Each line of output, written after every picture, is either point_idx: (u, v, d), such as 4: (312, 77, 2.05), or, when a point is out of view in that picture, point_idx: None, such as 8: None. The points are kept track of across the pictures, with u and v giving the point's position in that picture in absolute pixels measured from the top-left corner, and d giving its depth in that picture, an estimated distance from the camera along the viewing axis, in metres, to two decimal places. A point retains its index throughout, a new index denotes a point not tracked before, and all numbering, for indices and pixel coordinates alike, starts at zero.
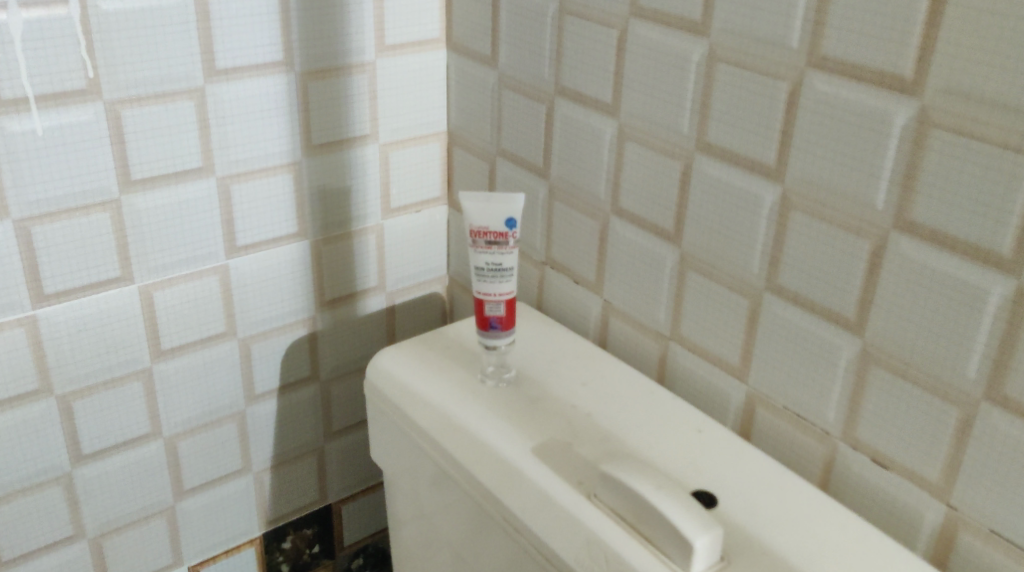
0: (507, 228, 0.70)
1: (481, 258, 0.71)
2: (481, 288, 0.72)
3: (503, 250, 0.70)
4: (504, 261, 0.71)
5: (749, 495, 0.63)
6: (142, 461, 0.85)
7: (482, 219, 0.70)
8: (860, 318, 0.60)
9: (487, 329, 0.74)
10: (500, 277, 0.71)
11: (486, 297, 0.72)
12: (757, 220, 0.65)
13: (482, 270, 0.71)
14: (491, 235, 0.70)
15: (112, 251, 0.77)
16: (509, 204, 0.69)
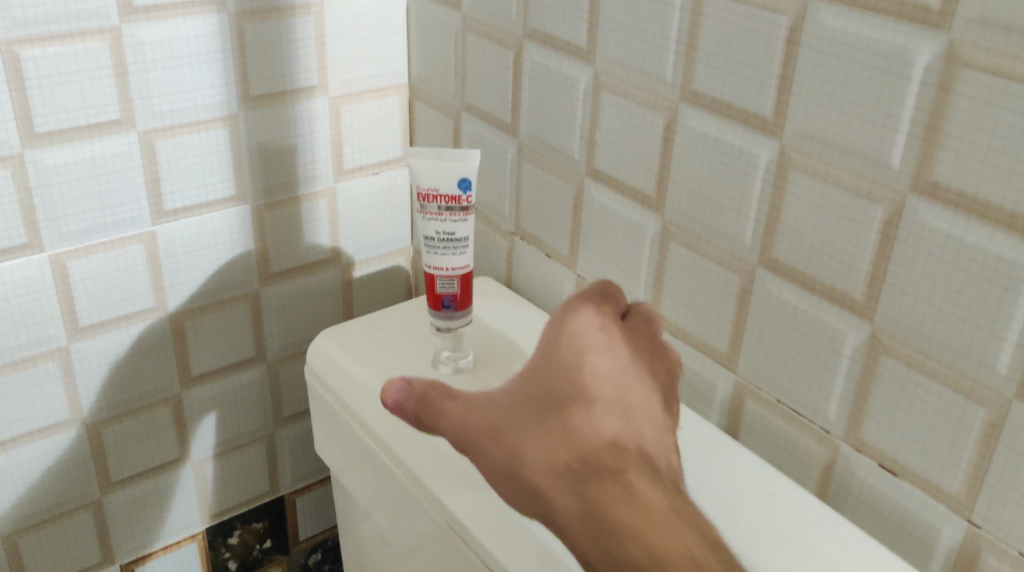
0: (461, 190, 0.60)
1: (431, 226, 0.62)
2: (431, 262, 0.63)
3: (456, 217, 0.61)
4: (457, 230, 0.61)
5: (733, 502, 0.53)
6: (61, 450, 0.76)
7: (432, 179, 0.60)
8: (868, 298, 0.50)
9: (440, 310, 0.64)
10: (453, 248, 0.62)
11: (438, 272, 0.63)
12: (749, 183, 0.55)
13: (433, 240, 0.62)
14: (442, 199, 0.60)
15: (15, 214, 0.67)
16: (462, 163, 0.60)
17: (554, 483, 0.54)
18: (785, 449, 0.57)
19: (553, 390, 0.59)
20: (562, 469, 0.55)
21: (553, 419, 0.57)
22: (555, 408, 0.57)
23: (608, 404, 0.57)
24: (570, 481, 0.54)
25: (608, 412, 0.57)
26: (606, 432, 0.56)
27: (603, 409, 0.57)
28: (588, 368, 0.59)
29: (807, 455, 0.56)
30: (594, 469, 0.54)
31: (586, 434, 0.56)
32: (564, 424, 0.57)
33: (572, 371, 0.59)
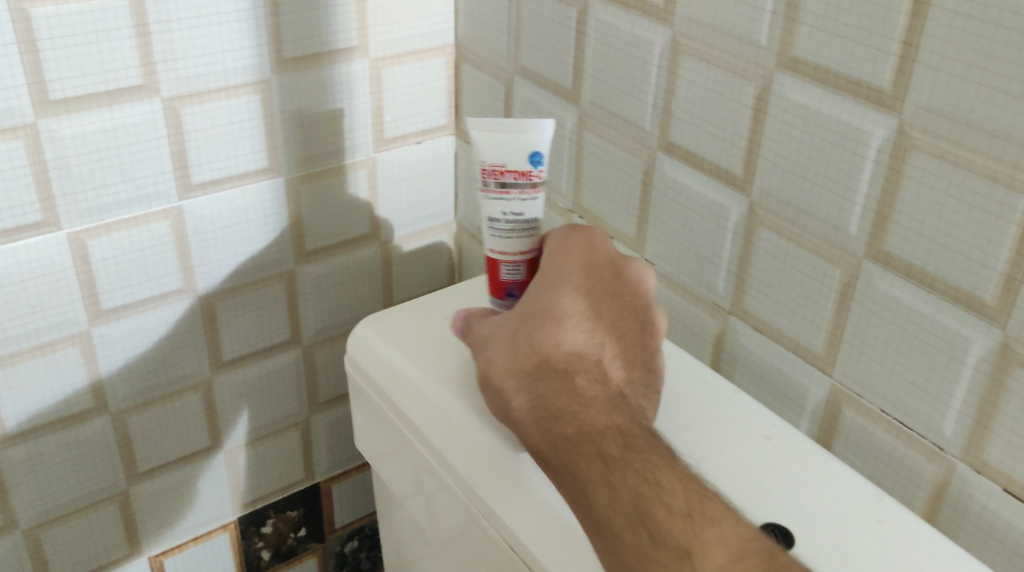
0: (531, 167, 0.51)
1: (495, 206, 0.53)
2: (493, 247, 0.54)
3: (524, 196, 0.52)
4: (526, 211, 0.53)
5: (835, 531, 0.47)
6: (84, 440, 0.71)
7: (497, 153, 0.51)
8: (1001, 302, 0.43)
9: (504, 298, 0.57)
10: (520, 231, 0.53)
11: (501, 259, 0.54)
12: (858, 164, 0.47)
13: (496, 223, 0.53)
14: (508, 177, 0.52)
15: (30, 188, 0.61)
16: (533, 134, 0.51)
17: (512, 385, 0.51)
18: (889, 464, 0.51)
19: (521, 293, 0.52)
20: (523, 372, 0.51)
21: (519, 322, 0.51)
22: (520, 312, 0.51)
23: (575, 308, 0.50)
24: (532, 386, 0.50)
25: (576, 316, 0.50)
26: (569, 341, 0.50)
27: (569, 316, 0.50)
28: (557, 276, 0.51)
29: (915, 473, 0.50)
30: (548, 372, 0.50)
31: (545, 339, 0.50)
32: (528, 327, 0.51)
33: (537, 278, 0.51)
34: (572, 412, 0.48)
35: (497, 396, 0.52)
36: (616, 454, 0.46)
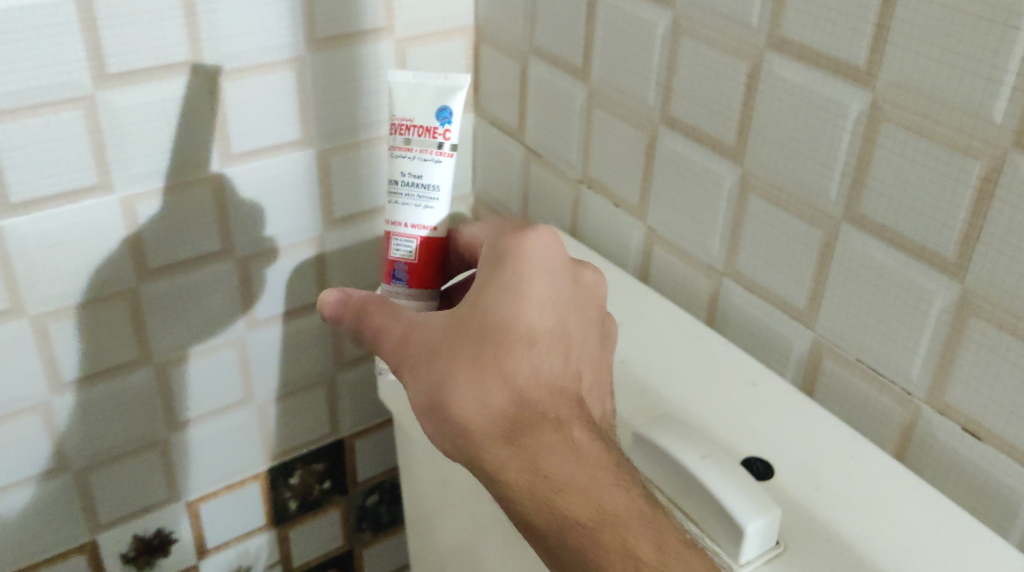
0: (437, 122, 0.59)
1: (398, 167, 0.60)
2: (392, 213, 0.61)
3: (426, 157, 0.59)
4: (425, 173, 0.59)
5: (811, 465, 0.52)
6: (130, 389, 0.77)
7: (409, 108, 0.60)
8: (959, 257, 0.48)
9: (391, 280, 0.61)
10: (418, 197, 0.60)
11: (396, 227, 0.60)
12: (837, 134, 0.52)
13: (396, 184, 0.60)
14: (414, 130, 0.59)
15: (86, 155, 0.67)
16: (443, 89, 0.59)
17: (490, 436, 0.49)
18: (863, 408, 0.56)
19: (477, 321, 0.51)
20: (497, 420, 0.50)
21: (479, 355, 0.50)
22: (480, 343, 0.50)
23: (545, 340, 0.51)
24: (502, 440, 0.49)
25: (545, 348, 0.51)
26: (545, 379, 0.51)
27: (540, 349, 0.51)
28: (519, 300, 0.51)
29: (885, 416, 0.55)
30: (534, 422, 0.50)
31: (519, 376, 0.50)
32: (495, 362, 0.50)
33: (494, 294, 0.51)
34: (580, 489, 0.48)
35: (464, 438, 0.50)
36: (651, 557, 0.46)
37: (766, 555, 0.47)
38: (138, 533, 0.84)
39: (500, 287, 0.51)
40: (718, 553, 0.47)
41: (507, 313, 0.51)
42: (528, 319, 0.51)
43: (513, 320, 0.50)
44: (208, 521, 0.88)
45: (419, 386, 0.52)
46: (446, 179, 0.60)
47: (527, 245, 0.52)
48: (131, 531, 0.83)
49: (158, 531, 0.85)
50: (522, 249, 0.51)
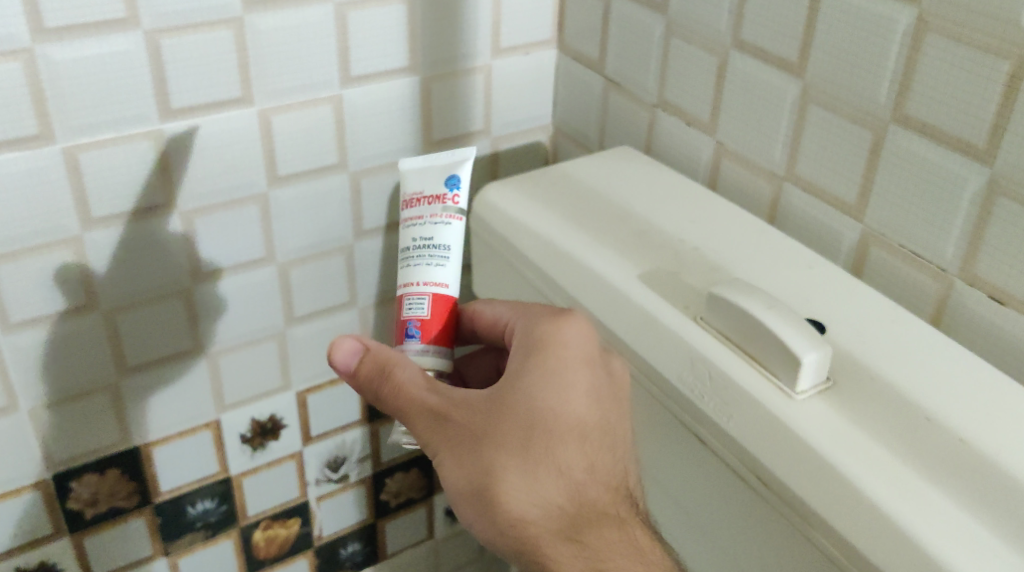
0: (447, 189, 0.68)
1: (411, 234, 0.68)
2: (407, 278, 0.67)
3: (435, 220, 0.67)
4: (435, 236, 0.67)
5: (859, 325, 0.61)
6: (256, 284, 0.88)
7: (420, 183, 0.68)
8: (989, 145, 0.57)
9: (406, 340, 0.67)
10: (429, 258, 0.67)
11: (411, 287, 0.66)
12: (887, 46, 0.61)
13: (410, 251, 0.68)
14: (425, 201, 0.68)
15: (234, 70, 0.78)
16: (450, 165, 0.68)
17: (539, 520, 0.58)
18: (904, 287, 0.65)
19: (524, 413, 0.59)
20: (545, 507, 0.58)
21: (528, 447, 0.59)
22: (529, 435, 0.59)
23: (581, 432, 0.60)
24: (552, 536, 0.58)
25: (582, 440, 0.60)
26: (583, 470, 0.60)
27: (577, 441, 0.60)
28: (560, 391, 0.60)
29: (924, 292, 0.64)
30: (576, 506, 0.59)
31: (561, 466, 0.59)
32: (543, 455, 0.59)
33: (539, 387, 0.60)
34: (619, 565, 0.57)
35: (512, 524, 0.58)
36: None
37: (818, 386, 0.56)
38: (256, 417, 0.95)
39: (542, 375, 0.60)
40: (779, 384, 0.56)
41: (550, 405, 0.60)
42: (568, 414, 0.60)
43: (555, 410, 0.60)
44: (313, 411, 0.99)
45: (465, 470, 0.60)
46: (454, 240, 0.67)
47: (564, 333, 0.62)
48: (250, 414, 0.95)
49: (272, 416, 0.96)
50: (562, 337, 0.62)
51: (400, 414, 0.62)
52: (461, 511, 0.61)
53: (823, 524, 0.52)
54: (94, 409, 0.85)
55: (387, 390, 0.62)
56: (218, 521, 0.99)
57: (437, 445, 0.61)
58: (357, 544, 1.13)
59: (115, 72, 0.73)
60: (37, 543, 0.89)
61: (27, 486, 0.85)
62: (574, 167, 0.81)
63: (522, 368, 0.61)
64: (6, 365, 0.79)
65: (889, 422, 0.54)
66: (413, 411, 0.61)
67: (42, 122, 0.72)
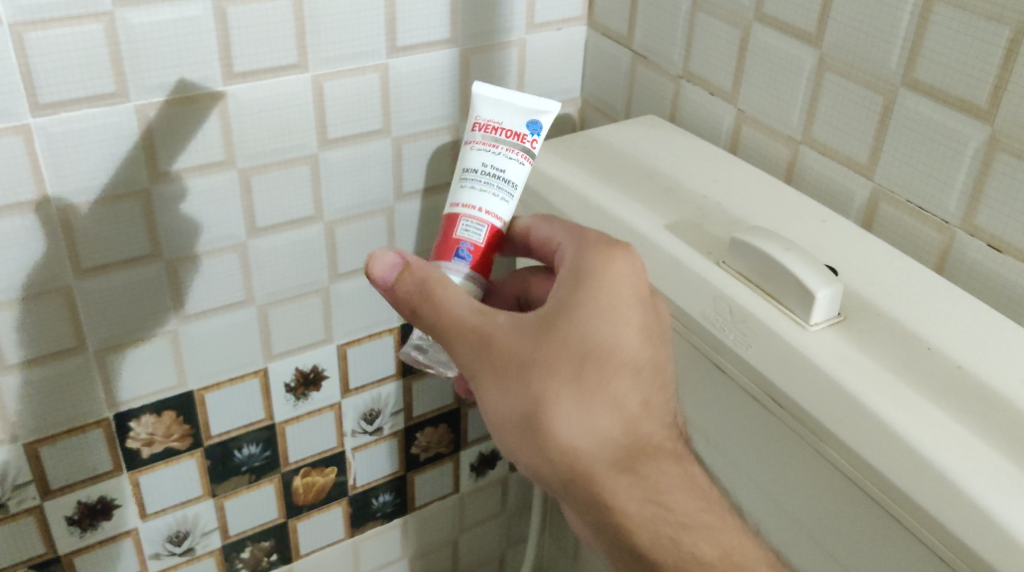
0: (526, 130, 0.70)
1: (480, 159, 0.70)
2: (464, 199, 0.69)
3: (509, 154, 0.70)
4: (507, 169, 0.69)
5: (867, 269, 0.68)
6: (304, 241, 0.94)
7: (497, 116, 0.71)
8: (990, 105, 0.63)
9: (452, 258, 0.68)
10: (493, 187, 0.69)
11: (468, 208, 0.69)
12: (899, 16, 0.67)
13: (473, 174, 0.70)
14: (503, 131, 0.70)
15: (291, 37, 0.84)
16: (534, 109, 0.71)
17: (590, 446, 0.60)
18: (911, 239, 0.71)
19: (576, 345, 0.59)
20: (596, 435, 0.60)
21: (581, 378, 0.59)
22: (581, 366, 0.59)
23: (632, 366, 0.60)
24: (602, 466, 0.60)
25: (632, 374, 0.60)
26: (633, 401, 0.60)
27: (627, 374, 0.60)
28: (612, 326, 0.60)
29: (929, 243, 0.70)
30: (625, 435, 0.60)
31: (612, 397, 0.60)
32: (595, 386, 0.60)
33: (593, 319, 0.60)
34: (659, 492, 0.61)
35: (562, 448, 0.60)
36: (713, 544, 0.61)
37: (830, 320, 0.63)
38: (300, 367, 1.02)
39: (595, 308, 0.60)
40: (795, 318, 0.63)
41: (601, 336, 0.60)
42: (620, 347, 0.60)
43: (606, 343, 0.60)
44: (352, 364, 1.06)
45: (513, 396, 0.61)
46: (520, 179, 0.70)
47: (613, 267, 0.61)
48: (294, 364, 1.01)
49: (314, 367, 1.03)
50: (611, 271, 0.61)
51: (443, 336, 0.63)
52: (500, 432, 0.63)
53: (835, 440, 0.58)
54: (155, 353, 0.91)
55: (425, 307, 0.63)
56: (262, 465, 1.06)
57: (482, 371, 0.62)
58: (388, 495, 1.19)
59: (185, 36, 0.79)
60: (98, 478, 0.95)
61: (91, 424, 0.91)
62: (604, 131, 0.87)
63: (573, 299, 0.60)
64: (78, 308, 0.85)
65: (894, 352, 0.61)
66: (460, 335, 0.62)
67: (118, 81, 0.78)
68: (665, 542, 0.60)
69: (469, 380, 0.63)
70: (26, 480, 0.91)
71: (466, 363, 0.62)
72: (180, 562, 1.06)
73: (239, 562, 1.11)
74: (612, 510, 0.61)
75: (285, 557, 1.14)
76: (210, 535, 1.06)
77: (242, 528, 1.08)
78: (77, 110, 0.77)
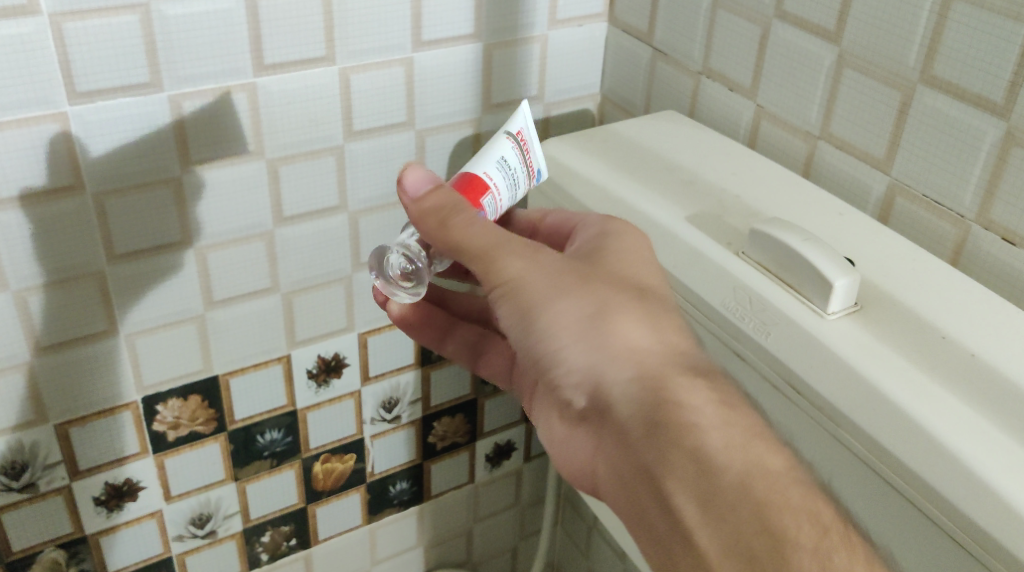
0: (539, 170, 0.76)
1: (514, 162, 0.72)
2: (494, 177, 0.70)
3: (526, 179, 0.74)
4: (518, 190, 0.74)
5: (884, 261, 0.69)
6: (329, 231, 0.96)
7: (532, 141, 0.75)
8: (1007, 101, 0.65)
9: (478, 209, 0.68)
10: (508, 192, 0.72)
11: (496, 187, 0.70)
12: (918, 14, 0.69)
13: (504, 164, 0.72)
14: (531, 154, 0.74)
15: (320, 31, 0.85)
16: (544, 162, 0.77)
17: (648, 359, 0.61)
18: (926, 232, 0.73)
19: (631, 276, 0.64)
20: (654, 351, 0.62)
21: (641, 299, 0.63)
22: (640, 292, 0.63)
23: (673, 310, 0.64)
24: (664, 377, 0.61)
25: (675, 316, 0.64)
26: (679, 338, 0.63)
27: (673, 316, 0.64)
28: (655, 278, 0.65)
29: (944, 236, 0.72)
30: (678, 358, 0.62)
31: (663, 327, 0.63)
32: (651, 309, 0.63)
33: (641, 265, 0.65)
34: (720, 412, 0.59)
35: (622, 356, 0.62)
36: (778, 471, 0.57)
37: (847, 309, 0.65)
38: (322, 355, 1.04)
39: (640, 258, 0.65)
40: (813, 307, 0.65)
41: (647, 279, 0.65)
42: (663, 293, 0.65)
43: (651, 285, 0.64)
44: (373, 353, 1.08)
45: (574, 303, 0.62)
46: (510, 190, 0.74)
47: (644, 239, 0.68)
48: (316, 351, 1.03)
49: (336, 355, 1.05)
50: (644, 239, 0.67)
51: (485, 254, 0.62)
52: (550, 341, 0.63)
53: (853, 425, 0.60)
54: (182, 338, 0.93)
55: (456, 228, 0.62)
56: (283, 451, 1.08)
57: (532, 279, 0.62)
58: (405, 483, 1.21)
59: (218, 28, 0.81)
60: (124, 460, 0.97)
61: (120, 407, 0.94)
62: (624, 126, 0.89)
63: (618, 249, 0.66)
64: (109, 293, 0.87)
65: (909, 341, 0.62)
66: (511, 245, 0.62)
67: (153, 71, 0.80)
68: (734, 446, 0.57)
69: (511, 295, 0.63)
70: (56, 460, 0.93)
71: (512, 276, 0.62)
72: (202, 544, 1.08)
73: (259, 546, 1.13)
74: (677, 411, 0.59)
75: (304, 542, 1.16)
76: (231, 518, 1.08)
77: (263, 513, 1.11)
78: (112, 99, 0.79)
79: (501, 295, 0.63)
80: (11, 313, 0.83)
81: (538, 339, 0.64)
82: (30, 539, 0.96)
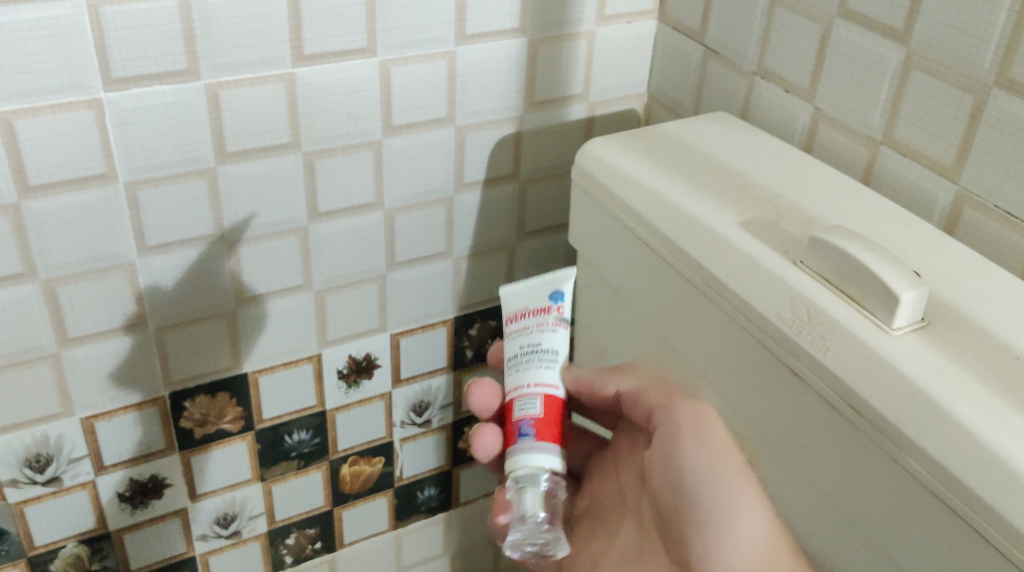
0: (552, 301, 0.82)
1: (522, 340, 0.82)
2: (525, 379, 0.81)
3: (541, 327, 0.82)
4: (541, 341, 0.81)
5: (952, 274, 0.65)
6: (364, 228, 0.93)
7: (522, 301, 0.83)
8: None
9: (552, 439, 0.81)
10: (528, 364, 0.81)
11: (523, 390, 0.81)
12: (996, 14, 0.65)
13: (520, 355, 0.82)
14: (531, 314, 0.83)
15: (361, 22, 0.83)
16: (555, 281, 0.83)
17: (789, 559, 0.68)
18: (997, 246, 0.69)
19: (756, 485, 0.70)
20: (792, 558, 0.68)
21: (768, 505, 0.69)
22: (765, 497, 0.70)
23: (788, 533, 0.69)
24: None
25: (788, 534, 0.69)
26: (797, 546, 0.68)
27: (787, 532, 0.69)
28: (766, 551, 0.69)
29: (1015, 250, 0.68)
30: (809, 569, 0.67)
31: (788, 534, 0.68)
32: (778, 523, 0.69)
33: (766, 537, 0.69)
34: None
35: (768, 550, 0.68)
36: None
37: (912, 324, 0.61)
38: (353, 355, 1.01)
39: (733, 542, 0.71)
40: (877, 322, 0.61)
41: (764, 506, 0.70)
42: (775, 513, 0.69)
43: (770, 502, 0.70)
44: (405, 354, 1.05)
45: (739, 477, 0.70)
46: (560, 346, 0.82)
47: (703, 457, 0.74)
48: (348, 351, 1.01)
49: (367, 355, 1.02)
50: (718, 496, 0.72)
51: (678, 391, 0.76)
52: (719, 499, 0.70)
53: (916, 450, 0.56)
54: (210, 333, 0.91)
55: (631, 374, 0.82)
56: (311, 452, 1.05)
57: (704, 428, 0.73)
58: (433, 489, 1.18)
59: (258, 15, 0.78)
60: (150, 457, 0.95)
61: (147, 402, 0.92)
62: (673, 127, 0.85)
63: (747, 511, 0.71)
64: (139, 284, 0.85)
65: (982, 361, 0.58)
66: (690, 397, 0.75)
67: (190, 58, 0.77)
68: None
69: (699, 437, 0.73)
70: (81, 454, 0.91)
71: (699, 419, 0.74)
72: (226, 545, 1.06)
73: (283, 549, 1.10)
74: None
75: (328, 546, 1.14)
76: (256, 519, 1.06)
77: (288, 514, 1.08)
78: (148, 87, 0.77)
79: (691, 430, 0.74)
80: (40, 301, 0.81)
81: (705, 481, 0.71)
82: (54, 534, 0.94)
